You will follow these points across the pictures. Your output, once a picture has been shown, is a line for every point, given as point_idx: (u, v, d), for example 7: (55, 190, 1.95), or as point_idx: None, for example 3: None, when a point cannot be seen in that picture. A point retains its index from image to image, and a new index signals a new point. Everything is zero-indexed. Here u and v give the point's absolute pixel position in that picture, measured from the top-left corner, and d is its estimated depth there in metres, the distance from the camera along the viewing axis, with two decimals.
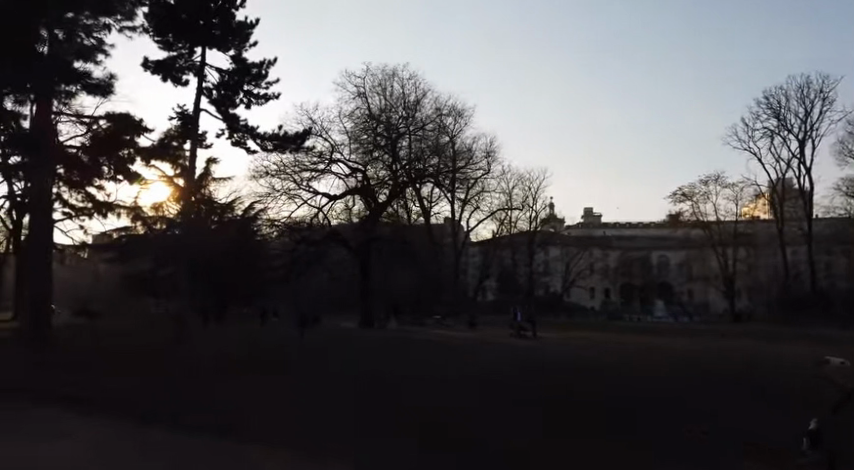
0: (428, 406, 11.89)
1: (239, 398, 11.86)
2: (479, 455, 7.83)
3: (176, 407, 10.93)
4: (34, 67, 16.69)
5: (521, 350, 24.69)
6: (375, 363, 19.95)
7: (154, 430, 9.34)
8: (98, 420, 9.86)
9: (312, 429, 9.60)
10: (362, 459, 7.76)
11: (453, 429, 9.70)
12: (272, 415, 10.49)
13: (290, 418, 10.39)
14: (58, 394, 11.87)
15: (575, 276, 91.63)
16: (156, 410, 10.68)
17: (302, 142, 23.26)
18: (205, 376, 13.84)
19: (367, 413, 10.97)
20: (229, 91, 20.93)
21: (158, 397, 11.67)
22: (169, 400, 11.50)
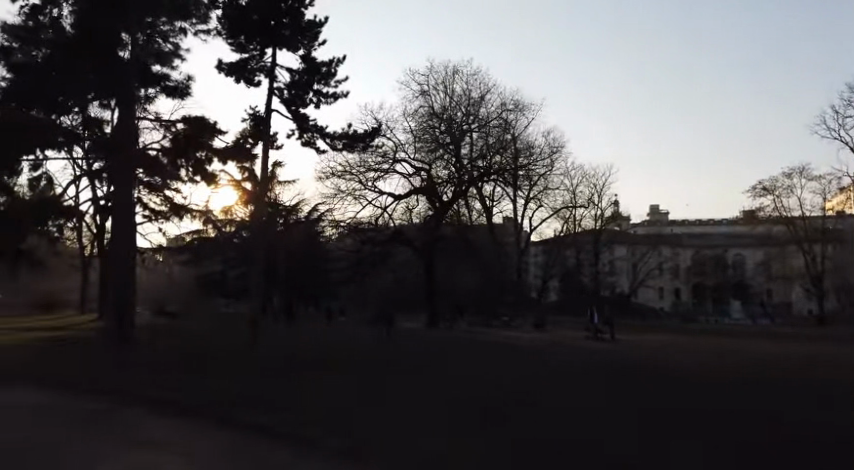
0: (515, 409, 11.11)
1: (316, 399, 11.43)
2: (587, 459, 7.07)
3: (253, 408, 10.59)
4: (113, 67, 17.46)
5: (599, 352, 23.54)
6: (449, 365, 19.35)
7: (233, 432, 8.99)
8: (180, 419, 9.70)
9: (396, 430, 9.07)
10: (453, 460, 7.15)
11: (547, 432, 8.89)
12: (353, 416, 10.05)
13: (371, 421, 9.85)
14: (141, 393, 11.88)
15: (644, 275, 88.39)
16: (235, 410, 10.45)
17: (370, 141, 23.00)
18: (282, 377, 13.63)
19: (451, 417, 10.30)
20: (299, 91, 20.73)
21: (236, 397, 11.41)
22: (247, 400, 11.21)
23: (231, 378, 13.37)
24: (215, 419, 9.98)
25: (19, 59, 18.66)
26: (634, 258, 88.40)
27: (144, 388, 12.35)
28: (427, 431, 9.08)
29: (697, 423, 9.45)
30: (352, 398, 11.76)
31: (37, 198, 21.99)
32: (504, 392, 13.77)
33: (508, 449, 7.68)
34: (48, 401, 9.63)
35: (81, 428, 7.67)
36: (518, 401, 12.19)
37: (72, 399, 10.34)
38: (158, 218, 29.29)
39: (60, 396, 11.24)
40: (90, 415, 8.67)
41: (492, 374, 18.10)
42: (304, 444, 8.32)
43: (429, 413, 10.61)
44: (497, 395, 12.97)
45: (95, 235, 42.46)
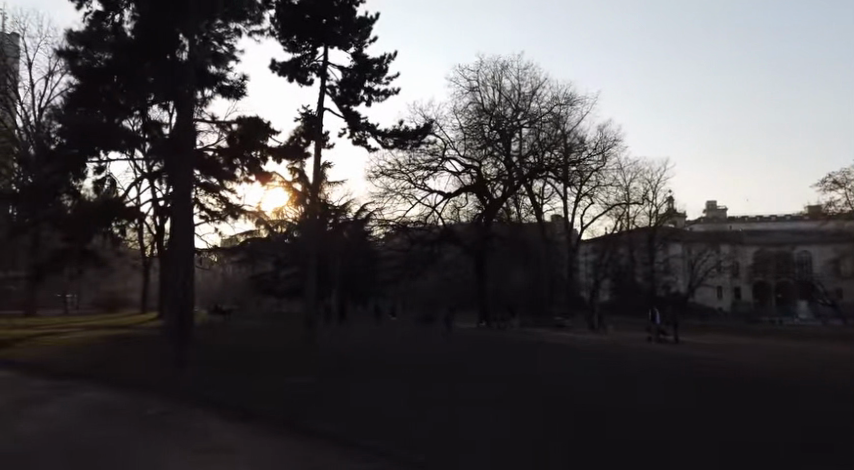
0: (584, 410, 10.46)
1: (374, 398, 11.08)
2: (676, 458, 6.53)
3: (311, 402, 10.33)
4: (172, 75, 17.56)
5: (662, 355, 22.49)
6: (507, 367, 18.83)
7: (291, 424, 8.71)
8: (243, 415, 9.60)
9: (460, 428, 8.68)
10: (527, 457, 6.73)
11: (623, 433, 8.23)
12: (415, 414, 9.73)
13: (432, 420, 9.42)
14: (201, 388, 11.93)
15: (702, 274, 85.27)
16: (295, 402, 10.32)
17: (421, 137, 22.57)
18: (339, 376, 13.44)
19: (514, 418, 9.75)
20: (351, 89, 20.62)
21: (294, 390, 11.19)
22: (304, 393, 10.96)
23: (288, 374, 13.21)
24: (274, 405, 9.74)
25: (84, 63, 19.33)
26: (691, 256, 85.31)
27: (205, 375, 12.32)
28: (492, 430, 8.57)
29: (791, 427, 8.66)
30: (409, 399, 11.35)
31: (101, 199, 22.64)
32: (568, 394, 13.10)
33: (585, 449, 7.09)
34: (109, 395, 9.62)
35: (139, 427, 7.52)
36: (586, 402, 11.59)
37: (133, 392, 10.35)
38: (214, 218, 29.81)
39: (124, 380, 11.29)
40: (149, 409, 8.57)
41: (551, 375, 17.46)
42: (364, 438, 7.94)
43: (491, 414, 10.09)
44: (561, 397, 12.33)
45: (156, 236, 43.80)
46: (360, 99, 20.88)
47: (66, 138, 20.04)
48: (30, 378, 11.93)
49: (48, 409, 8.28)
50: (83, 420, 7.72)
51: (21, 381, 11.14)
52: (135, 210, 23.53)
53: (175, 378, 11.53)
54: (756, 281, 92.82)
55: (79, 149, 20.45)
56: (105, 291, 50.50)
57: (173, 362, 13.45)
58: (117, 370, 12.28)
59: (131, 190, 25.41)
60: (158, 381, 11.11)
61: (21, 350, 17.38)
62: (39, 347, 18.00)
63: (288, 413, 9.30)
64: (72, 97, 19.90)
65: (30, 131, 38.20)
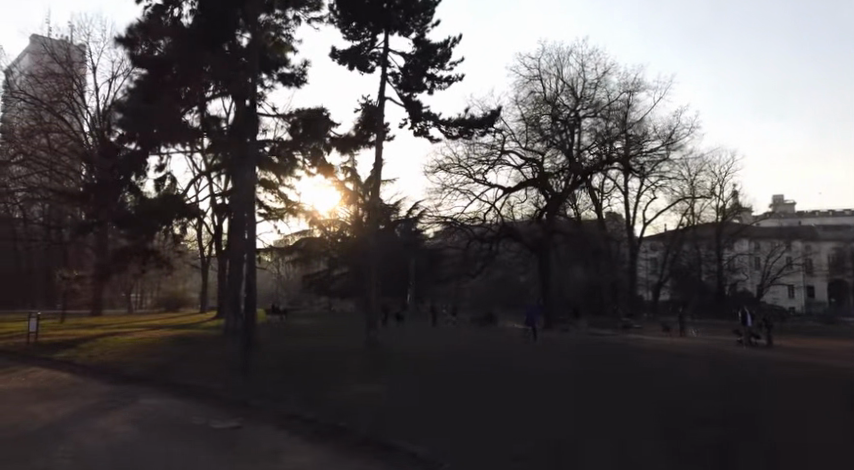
0: (710, 415, 8.87)
1: (460, 408, 9.75)
2: None
3: (392, 407, 9.11)
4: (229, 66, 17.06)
5: (756, 360, 20.35)
6: (588, 372, 17.23)
7: (376, 425, 7.53)
8: (318, 415, 8.55)
9: (570, 436, 7.34)
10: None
11: (786, 442, 6.64)
12: (508, 423, 8.41)
13: (536, 431, 8.03)
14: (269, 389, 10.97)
15: (774, 273, 80.36)
16: (372, 404, 9.19)
17: (488, 126, 21.04)
18: (412, 381, 12.26)
19: (630, 428, 8.24)
20: (413, 75, 19.45)
21: (371, 397, 9.98)
22: (381, 399, 9.72)
23: (361, 378, 12.09)
24: (357, 410, 8.60)
25: (145, 53, 19.00)
26: (761, 254, 80.51)
27: (274, 378, 11.31)
28: (616, 441, 7.09)
29: None
30: (500, 408, 9.97)
31: (162, 196, 22.22)
32: (676, 400, 11.49)
33: (756, 462, 5.55)
34: (175, 404, 8.69)
35: (205, 442, 6.46)
36: (699, 410, 9.99)
37: (199, 398, 9.42)
38: (273, 217, 29.44)
39: (189, 383, 10.45)
40: (216, 420, 7.55)
41: (640, 381, 15.78)
42: (466, 447, 6.63)
43: (603, 425, 8.58)
44: (672, 405, 10.71)
45: (215, 235, 43.92)
46: (423, 86, 19.63)
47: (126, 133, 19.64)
48: (93, 381, 11.28)
49: (108, 420, 7.37)
50: (145, 433, 6.74)
51: (84, 386, 10.37)
52: (195, 206, 23.11)
53: (242, 381, 10.60)
54: (835, 280, 86.82)
55: (141, 142, 20.12)
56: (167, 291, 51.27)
57: (239, 364, 12.59)
58: (182, 374, 11.48)
59: (191, 188, 25.07)
60: (226, 386, 10.18)
61: (85, 351, 16.92)
62: (103, 348, 17.52)
63: (370, 417, 8.11)
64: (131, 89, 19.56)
65: (96, 133, 39.02)
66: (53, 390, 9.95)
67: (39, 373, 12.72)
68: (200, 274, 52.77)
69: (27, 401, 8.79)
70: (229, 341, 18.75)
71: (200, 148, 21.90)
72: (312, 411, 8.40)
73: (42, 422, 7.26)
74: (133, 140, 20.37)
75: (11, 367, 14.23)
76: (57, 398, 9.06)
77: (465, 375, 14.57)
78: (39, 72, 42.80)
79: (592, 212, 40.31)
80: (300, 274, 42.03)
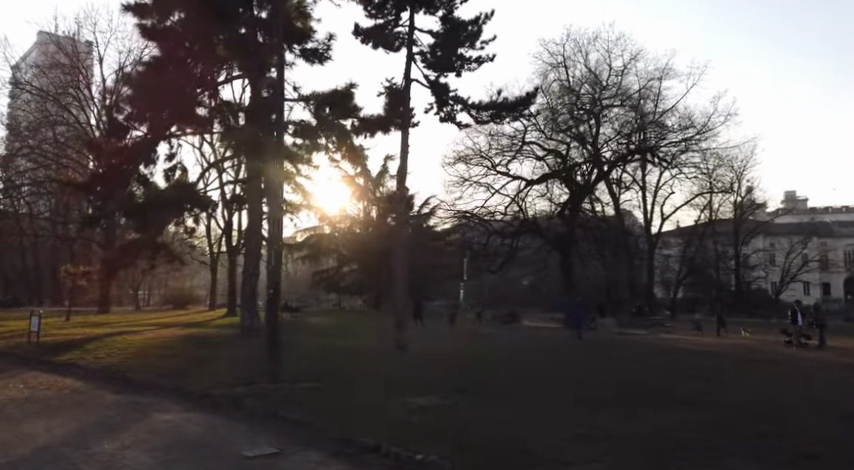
0: (823, 431, 7.52)
1: (525, 420, 8.42)
2: None
3: (449, 423, 7.78)
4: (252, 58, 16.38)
5: (809, 361, 18.92)
6: (633, 375, 15.86)
7: (440, 444, 6.21)
8: (364, 430, 7.24)
9: (679, 458, 5.99)
10: None
11: None
12: (588, 441, 7.06)
13: (630, 448, 6.68)
14: (300, 393, 9.73)
15: (793, 272, 78.54)
16: (423, 419, 7.87)
17: (522, 110, 19.56)
18: (456, 390, 10.94)
19: (737, 443, 6.90)
20: (443, 54, 18.06)
21: (419, 409, 8.67)
22: (432, 413, 8.41)
23: (402, 385, 10.79)
24: (414, 428, 7.28)
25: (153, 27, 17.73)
26: (780, 252, 78.64)
27: (304, 385, 10.01)
28: (739, 459, 5.74)
29: None
30: (568, 420, 8.61)
31: (172, 187, 20.99)
32: (761, 404, 10.12)
33: None
34: (196, 419, 7.39)
35: None
36: (798, 421, 8.60)
37: (222, 410, 8.14)
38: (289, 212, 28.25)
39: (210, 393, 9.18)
40: (247, 441, 6.23)
41: (696, 385, 14.39)
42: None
43: (700, 439, 7.23)
44: (761, 412, 9.35)
45: (226, 230, 42.76)
46: (452, 67, 18.25)
47: (134, 115, 18.43)
48: (102, 388, 10.03)
49: (115, 443, 6.05)
50: (164, 461, 5.44)
51: (89, 396, 9.10)
52: (208, 198, 21.85)
53: (271, 391, 9.31)
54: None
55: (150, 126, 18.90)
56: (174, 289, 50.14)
57: (264, 369, 11.35)
58: (200, 381, 10.20)
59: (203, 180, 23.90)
60: (253, 395, 8.91)
61: (91, 352, 15.68)
62: (109, 349, 16.28)
63: (430, 436, 6.78)
64: (142, 71, 18.34)
65: (103, 125, 37.98)
66: (56, 400, 8.72)
67: (42, 378, 11.53)
68: (209, 271, 51.62)
69: (24, 415, 7.53)
70: (247, 342, 17.47)
71: (214, 134, 20.61)
72: (360, 428, 7.10)
73: (38, 445, 5.96)
74: (142, 125, 19.16)
75: (12, 371, 13.01)
76: (59, 411, 7.80)
77: (507, 382, 13.21)
78: (45, 64, 41.83)
79: (616, 208, 38.57)
80: (312, 271, 40.62)
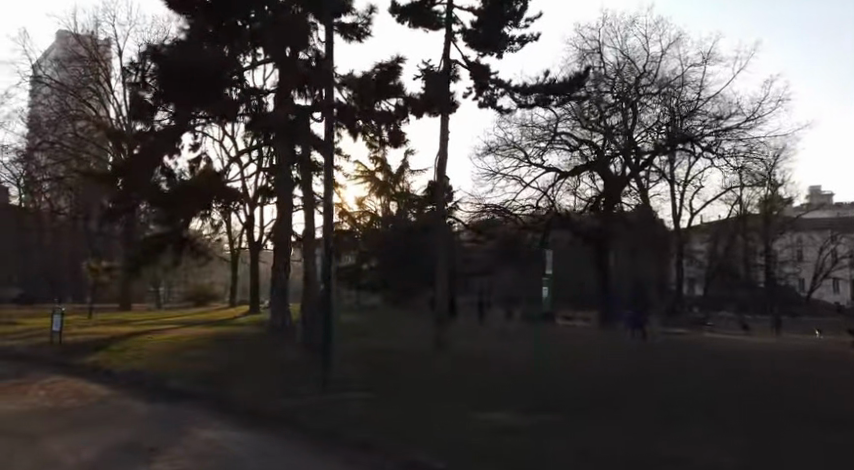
0: None
1: (627, 433, 7.25)
2: None
3: (547, 443, 6.64)
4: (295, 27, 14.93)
5: None
6: None
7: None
8: (443, 450, 6.15)
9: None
10: None
11: None
12: (710, 455, 5.89)
13: (769, 460, 5.50)
14: (352, 400, 8.69)
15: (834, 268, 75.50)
16: (506, 441, 6.73)
17: (572, 92, 18.12)
18: (522, 398, 9.78)
19: None
20: (486, 34, 16.78)
21: (500, 425, 7.53)
22: (519, 431, 7.26)
23: (465, 395, 9.68)
24: (513, 452, 6.15)
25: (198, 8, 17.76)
26: None
27: (360, 396, 8.91)
28: None
29: None
30: (678, 429, 7.39)
31: (199, 176, 20.16)
32: None
33: None
34: (241, 439, 6.35)
35: None
36: None
37: (271, 431, 7.10)
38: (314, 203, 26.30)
39: (259, 413, 8.10)
40: None
41: None
42: None
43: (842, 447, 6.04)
44: None
45: (247, 225, 42.08)
46: (500, 46, 17.17)
47: (162, 95, 17.73)
48: (133, 398, 9.01)
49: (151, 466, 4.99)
50: None
51: (117, 406, 8.13)
52: (235, 190, 20.98)
53: (325, 405, 8.20)
54: None
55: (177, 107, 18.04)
56: (194, 287, 49.64)
57: (310, 378, 10.31)
58: (240, 395, 9.12)
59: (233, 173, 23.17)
60: (310, 414, 7.82)
61: (117, 353, 14.85)
62: (135, 349, 15.52)
63: (540, 460, 5.62)
64: (166, 54, 17.44)
65: (122, 117, 37.51)
66: (83, 412, 7.71)
67: (66, 383, 10.67)
68: (229, 268, 51.10)
69: (47, 435, 6.46)
70: (280, 343, 16.54)
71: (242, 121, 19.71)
72: (451, 457, 5.96)
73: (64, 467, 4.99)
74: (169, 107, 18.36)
75: (33, 376, 12.10)
76: (88, 429, 6.71)
77: (566, 388, 12.08)
78: (64, 57, 41.66)
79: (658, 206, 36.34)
80: None
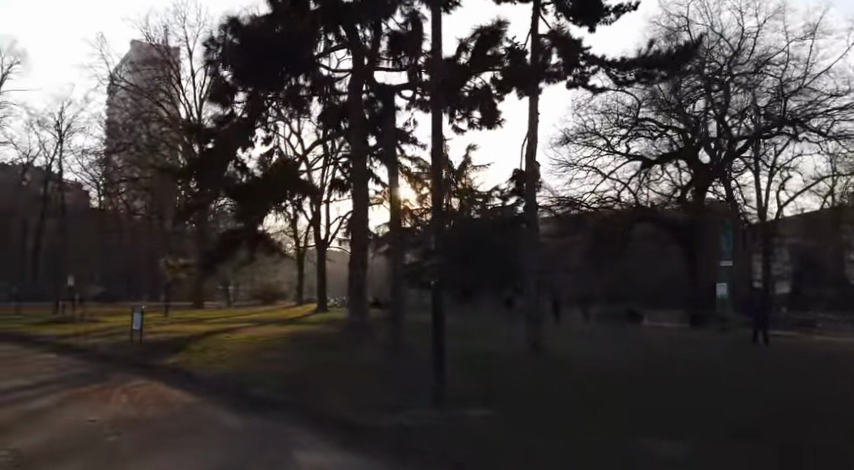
0: None
1: (833, 443, 5.70)
2: None
3: (744, 456, 5.18)
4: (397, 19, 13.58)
5: None
6: None
7: None
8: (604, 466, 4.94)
9: None
10: None
11: None
12: None
13: None
14: (468, 414, 7.52)
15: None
16: (673, 456, 5.46)
17: (680, 65, 16.14)
18: (662, 414, 8.31)
19: None
20: (579, 6, 15.16)
21: (666, 444, 6.10)
22: (695, 448, 5.80)
23: (598, 415, 8.24)
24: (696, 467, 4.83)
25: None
26: None
27: (478, 414, 7.63)
28: None
29: None
30: None
31: (275, 169, 19.56)
32: None
33: None
34: (354, 462, 5.37)
35: None
36: None
37: (383, 450, 6.08)
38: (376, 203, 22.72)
39: (368, 426, 6.98)
40: None
41: None
42: None
43: None
44: None
45: (313, 222, 41.84)
46: (596, 16, 15.35)
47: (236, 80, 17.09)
48: (224, 408, 8.10)
49: None
50: None
51: (205, 416, 7.36)
52: (310, 184, 20.26)
53: (437, 420, 7.09)
54: None
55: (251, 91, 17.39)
56: (262, 286, 49.95)
57: (412, 393, 9.16)
58: (337, 406, 8.08)
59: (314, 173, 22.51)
60: (428, 433, 6.64)
61: (197, 354, 14.32)
62: (216, 350, 14.97)
63: None
64: (238, 40, 16.74)
65: (193, 113, 38.40)
66: (172, 425, 6.81)
67: (150, 387, 10.07)
68: (295, 266, 51.20)
69: (132, 454, 5.53)
70: (363, 344, 15.61)
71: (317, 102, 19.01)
72: None
73: None
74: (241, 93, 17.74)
75: (115, 378, 11.61)
76: (180, 449, 5.73)
77: None
78: (139, 60, 43.88)
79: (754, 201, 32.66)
80: None
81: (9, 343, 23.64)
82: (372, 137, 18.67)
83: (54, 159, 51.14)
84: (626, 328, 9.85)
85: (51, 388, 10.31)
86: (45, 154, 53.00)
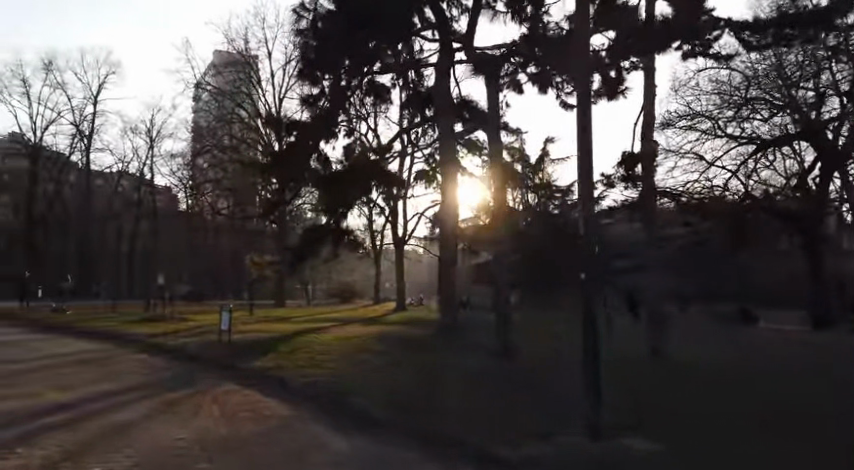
0: None
1: None
2: None
3: None
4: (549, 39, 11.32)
5: None
6: None
7: None
8: None
9: None
10: None
11: None
12: None
13: None
14: (622, 442, 6.08)
15: None
16: None
17: (826, 24, 13.94)
18: None
19: None
20: None
21: None
22: None
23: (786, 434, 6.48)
24: None
25: None
26: None
27: (642, 445, 6.01)
28: None
29: None
30: None
31: (356, 161, 18.74)
32: None
33: None
34: None
35: None
36: None
37: None
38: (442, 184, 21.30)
39: (503, 457, 5.62)
40: None
41: None
42: None
43: None
44: None
45: (390, 220, 41.42)
46: None
47: (321, 64, 15.91)
48: (322, 425, 7.05)
49: None
50: None
51: (304, 434, 6.39)
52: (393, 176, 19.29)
53: (598, 454, 5.62)
54: None
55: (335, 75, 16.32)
56: (339, 285, 50.11)
57: (545, 417, 7.77)
58: (457, 432, 6.80)
59: (400, 165, 21.26)
60: (584, 464, 5.26)
61: (287, 356, 13.63)
62: (306, 352, 14.23)
63: None
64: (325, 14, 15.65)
65: (274, 111, 38.96)
66: (270, 448, 5.78)
67: (240, 394, 9.28)
68: (372, 266, 51.02)
69: None
70: (463, 349, 14.52)
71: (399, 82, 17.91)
72: None
73: None
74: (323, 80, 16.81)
75: (205, 381, 10.94)
76: None
77: None
78: (221, 64, 45.00)
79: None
80: None
81: (104, 342, 24.11)
82: (457, 124, 18.06)
83: (146, 164, 53.34)
84: (741, 338, 5.90)
85: (143, 393, 9.67)
86: (138, 160, 55.50)
